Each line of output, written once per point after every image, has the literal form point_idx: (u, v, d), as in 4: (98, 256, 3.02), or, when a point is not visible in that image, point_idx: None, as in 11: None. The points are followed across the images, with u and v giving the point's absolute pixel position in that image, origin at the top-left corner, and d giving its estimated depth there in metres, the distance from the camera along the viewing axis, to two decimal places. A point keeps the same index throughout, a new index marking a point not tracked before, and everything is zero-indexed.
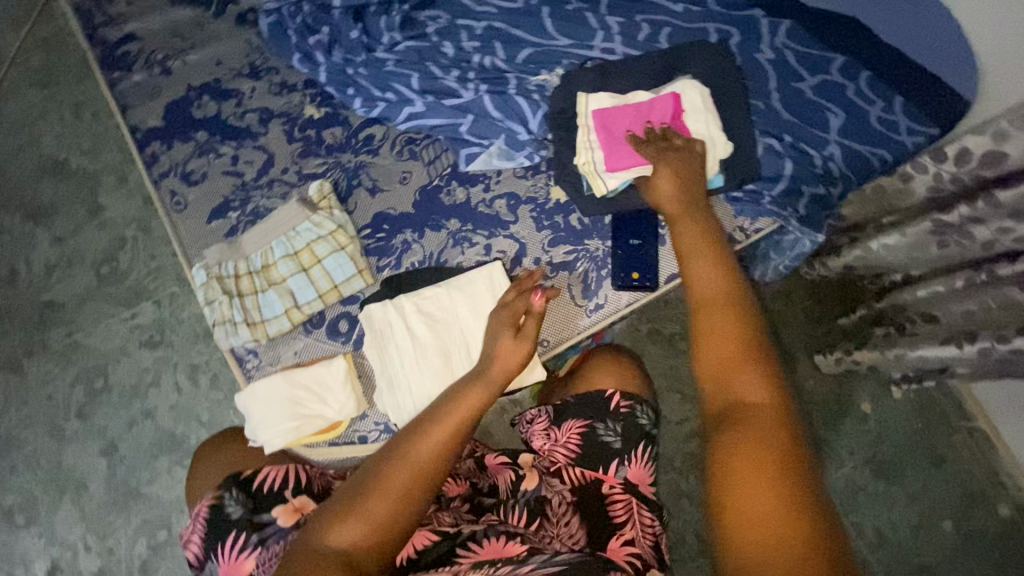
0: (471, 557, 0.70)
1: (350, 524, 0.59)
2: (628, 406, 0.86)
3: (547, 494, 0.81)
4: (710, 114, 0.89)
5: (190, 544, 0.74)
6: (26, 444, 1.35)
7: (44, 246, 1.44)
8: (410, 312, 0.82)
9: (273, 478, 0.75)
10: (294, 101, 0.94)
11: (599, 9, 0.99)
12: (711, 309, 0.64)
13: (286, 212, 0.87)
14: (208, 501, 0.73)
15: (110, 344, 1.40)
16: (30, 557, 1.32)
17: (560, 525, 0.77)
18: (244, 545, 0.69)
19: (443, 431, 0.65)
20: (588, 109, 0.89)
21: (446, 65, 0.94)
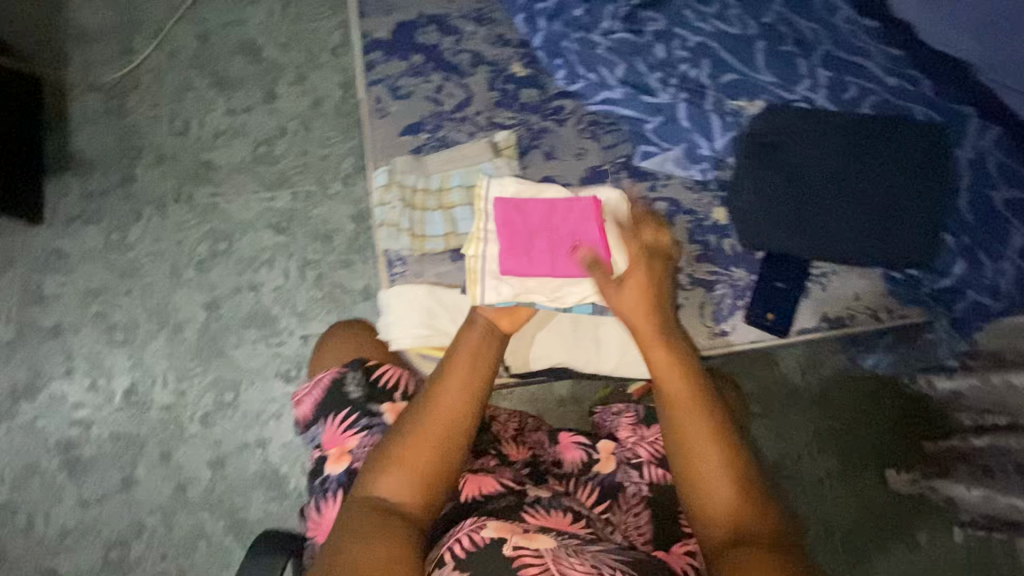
0: (536, 519, 0.73)
1: (388, 480, 0.69)
2: None
3: (623, 482, 0.87)
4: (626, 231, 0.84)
5: (302, 403, 0.84)
6: (145, 275, 1.49)
7: (218, 112, 1.58)
8: None
9: (389, 376, 0.83)
10: (505, 54, 1.01)
11: (811, 59, 1.00)
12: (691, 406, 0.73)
13: (470, 149, 0.94)
14: (333, 373, 0.84)
15: (244, 216, 1.52)
16: (115, 372, 1.44)
17: (629, 514, 0.83)
18: (353, 424, 0.78)
19: (451, 394, 0.75)
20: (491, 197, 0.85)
21: (652, 65, 0.98)
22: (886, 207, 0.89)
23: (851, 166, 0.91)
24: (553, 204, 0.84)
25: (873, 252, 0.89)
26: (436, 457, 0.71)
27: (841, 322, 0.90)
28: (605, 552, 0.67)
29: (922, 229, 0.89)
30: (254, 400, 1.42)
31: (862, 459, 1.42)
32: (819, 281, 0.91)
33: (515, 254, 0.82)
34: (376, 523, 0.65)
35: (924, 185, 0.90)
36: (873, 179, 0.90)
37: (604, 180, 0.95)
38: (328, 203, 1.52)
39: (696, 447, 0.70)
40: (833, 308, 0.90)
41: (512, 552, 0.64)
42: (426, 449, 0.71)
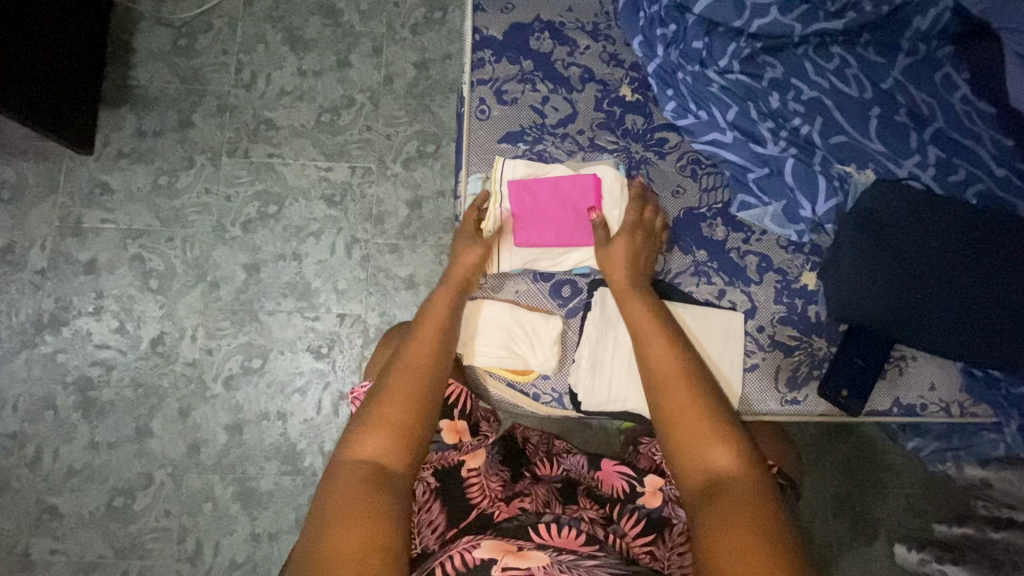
0: (537, 539, 0.71)
1: (368, 441, 0.68)
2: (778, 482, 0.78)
3: (670, 516, 0.83)
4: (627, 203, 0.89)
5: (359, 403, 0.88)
6: (189, 225, 1.46)
7: (287, 70, 1.54)
8: None
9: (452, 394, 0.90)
10: (616, 75, 0.98)
11: (923, 134, 0.97)
12: (672, 384, 0.72)
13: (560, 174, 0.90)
14: None
15: (298, 182, 1.48)
16: (145, 319, 1.41)
17: (672, 552, 0.79)
18: None
19: (429, 346, 0.77)
20: (504, 179, 0.89)
21: (765, 113, 0.95)
22: (987, 304, 0.86)
23: (957, 255, 0.87)
24: (558, 183, 0.88)
25: (956, 344, 0.86)
26: (416, 412, 0.71)
27: (913, 409, 0.90)
28: (603, 567, 0.65)
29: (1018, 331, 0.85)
30: (280, 370, 1.40)
31: (872, 532, 1.42)
32: (899, 363, 0.91)
33: (531, 229, 0.88)
34: (360, 487, 0.64)
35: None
36: (979, 273, 0.87)
37: (699, 223, 0.93)
38: (384, 184, 1.49)
39: (678, 421, 0.69)
40: (908, 393, 0.89)
41: (502, 574, 0.63)
42: (404, 404, 0.71)
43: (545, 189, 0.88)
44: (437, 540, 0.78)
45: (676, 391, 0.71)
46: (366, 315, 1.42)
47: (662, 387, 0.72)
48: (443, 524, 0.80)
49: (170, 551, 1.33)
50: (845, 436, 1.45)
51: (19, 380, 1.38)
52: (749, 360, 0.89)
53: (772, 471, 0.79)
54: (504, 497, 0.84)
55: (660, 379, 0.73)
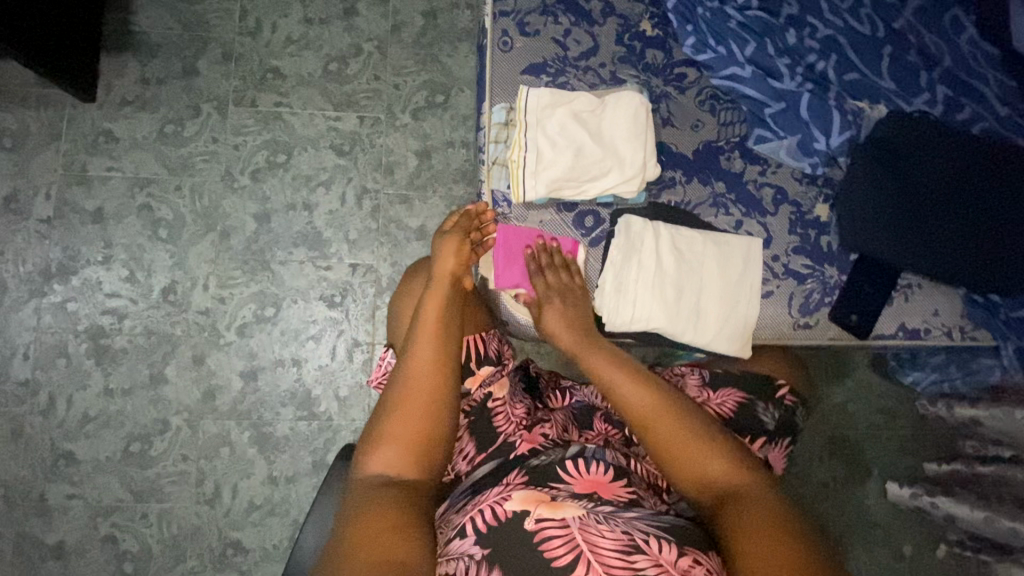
0: (566, 486, 0.70)
1: (378, 461, 0.71)
2: (792, 401, 0.84)
3: None
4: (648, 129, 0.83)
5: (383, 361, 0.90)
6: (198, 175, 1.45)
7: (292, 18, 1.51)
8: (665, 240, 0.88)
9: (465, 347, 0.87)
10: (636, 10, 0.98)
11: (932, 74, 1.00)
12: (656, 416, 0.72)
13: (584, 99, 0.84)
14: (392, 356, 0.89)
15: (307, 132, 1.48)
16: (156, 268, 1.41)
17: None
18: None
19: (428, 363, 0.75)
20: (524, 103, 0.84)
21: (782, 49, 0.96)
22: (989, 227, 0.89)
23: (959, 185, 0.91)
24: (577, 111, 0.84)
25: (966, 269, 0.90)
26: (425, 427, 0.73)
27: (917, 333, 0.94)
28: (640, 519, 0.65)
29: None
30: (293, 319, 1.41)
31: (865, 471, 1.50)
32: (905, 291, 0.95)
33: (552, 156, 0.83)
34: (377, 504, 0.67)
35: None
36: (981, 199, 0.90)
37: (717, 157, 0.95)
38: (393, 134, 1.49)
39: (670, 442, 0.71)
40: (912, 318, 0.94)
41: (536, 525, 0.64)
42: (412, 426, 0.72)
43: (565, 116, 0.83)
44: (467, 462, 0.82)
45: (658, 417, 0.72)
46: (378, 266, 1.44)
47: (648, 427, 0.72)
48: (473, 450, 0.82)
49: (189, 494, 1.35)
50: (842, 381, 1.51)
51: (29, 328, 1.37)
52: (765, 287, 0.92)
53: (784, 391, 0.85)
54: (528, 424, 0.84)
55: (660, 426, 0.72)
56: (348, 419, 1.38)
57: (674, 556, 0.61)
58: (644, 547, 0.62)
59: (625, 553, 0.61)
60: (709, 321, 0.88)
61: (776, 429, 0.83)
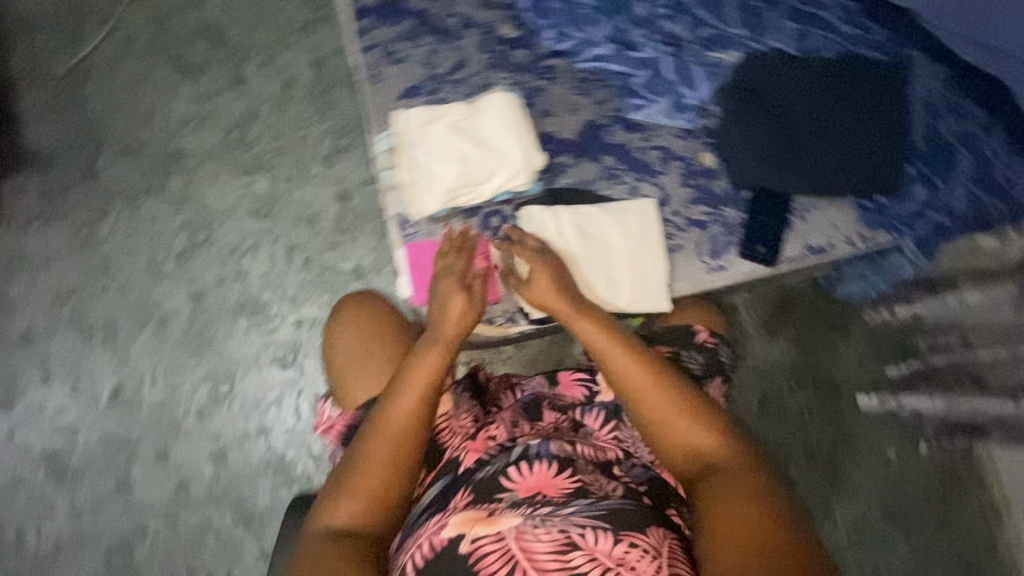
0: (508, 495, 0.73)
1: (343, 508, 0.73)
2: (713, 342, 0.88)
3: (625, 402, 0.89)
4: (522, 122, 0.88)
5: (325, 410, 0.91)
6: (121, 271, 1.43)
7: (183, 98, 1.53)
8: (565, 220, 0.91)
9: None
10: (493, 16, 1.03)
11: (777, 12, 1.05)
12: (654, 391, 0.78)
13: (457, 108, 0.88)
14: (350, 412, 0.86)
15: (222, 204, 1.48)
16: (99, 374, 1.39)
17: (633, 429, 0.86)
18: None
19: (408, 411, 0.76)
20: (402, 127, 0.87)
21: (636, 21, 1.02)
22: (858, 140, 0.99)
23: (826, 105, 0.99)
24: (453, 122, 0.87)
25: (844, 179, 0.98)
26: (392, 476, 0.74)
27: (823, 249, 0.99)
28: (578, 513, 0.68)
29: (887, 161, 0.99)
30: (250, 389, 1.40)
31: (836, 390, 1.54)
32: (801, 214, 0.99)
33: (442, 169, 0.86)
34: (336, 552, 0.68)
35: (889, 115, 1.00)
36: (847, 115, 0.99)
37: (600, 134, 0.99)
38: (308, 185, 1.50)
39: (664, 419, 0.77)
40: (813, 238, 0.98)
41: (472, 546, 0.66)
42: (381, 473, 0.74)
43: (444, 128, 0.87)
44: (422, 485, 0.84)
45: (649, 395, 0.78)
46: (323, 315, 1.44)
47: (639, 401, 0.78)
48: (426, 470, 0.85)
49: None
50: (791, 311, 1.56)
51: None
52: (673, 242, 0.96)
53: (705, 335, 0.89)
54: (475, 431, 0.87)
55: (650, 403, 0.78)
56: (328, 473, 1.37)
57: (610, 544, 0.65)
58: (580, 543, 0.65)
59: (562, 552, 0.64)
60: (623, 284, 0.92)
61: (705, 372, 0.86)
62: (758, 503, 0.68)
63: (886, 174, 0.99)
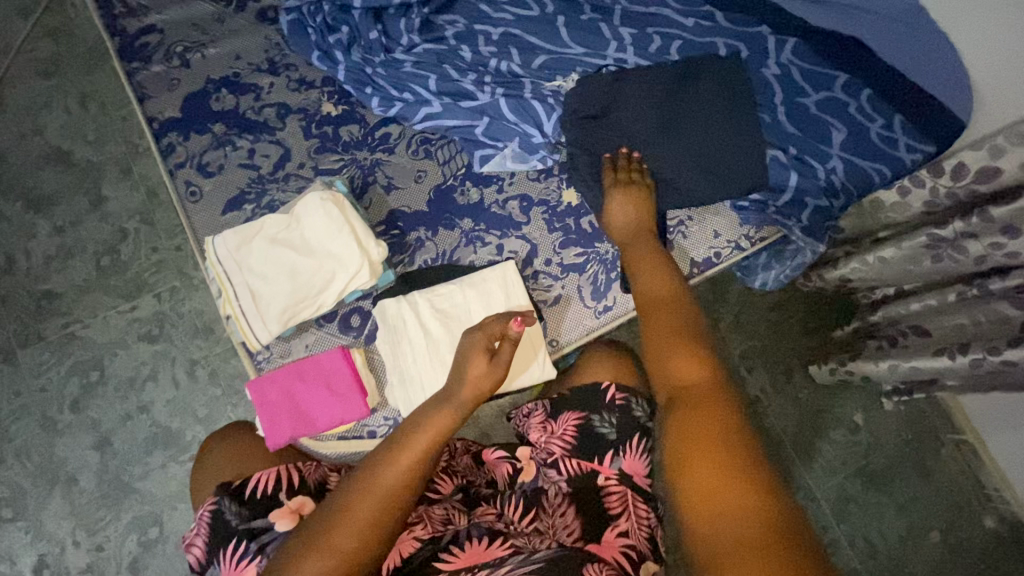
0: (449, 564, 0.69)
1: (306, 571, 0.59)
2: (624, 398, 0.84)
3: (544, 485, 0.82)
4: (346, 217, 0.81)
5: (192, 548, 0.74)
6: (16, 436, 1.32)
7: (42, 235, 1.42)
8: (423, 308, 0.83)
9: (265, 483, 0.76)
10: (312, 97, 0.96)
11: (612, 20, 0.99)
12: (660, 308, 0.75)
13: (273, 220, 0.82)
14: (210, 505, 0.74)
15: (108, 336, 1.37)
16: (16, 552, 1.28)
17: (555, 516, 0.77)
18: (244, 554, 0.69)
19: (405, 465, 0.67)
20: (217, 255, 0.80)
21: (463, 68, 0.96)
22: (715, 146, 0.93)
23: (671, 122, 0.94)
24: (273, 237, 0.81)
25: (708, 187, 0.93)
26: (366, 527, 0.62)
27: (711, 261, 1.00)
28: (515, 569, 0.63)
29: (751, 154, 0.92)
30: (181, 526, 1.30)
31: (788, 367, 1.49)
32: (679, 231, 0.99)
33: (273, 291, 0.79)
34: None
35: (745, 112, 0.93)
36: (694, 128, 0.94)
37: (452, 198, 0.93)
38: (197, 294, 1.41)
39: (660, 330, 0.72)
40: (697, 252, 0.99)
41: None
42: (355, 526, 0.62)
43: (267, 247, 0.80)
44: None
45: (659, 313, 0.75)
46: None
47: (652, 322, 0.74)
48: None
49: None
50: (724, 298, 1.50)
51: None
52: (553, 293, 0.91)
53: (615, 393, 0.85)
54: None
55: (658, 323, 0.73)
56: None
57: None
58: None
59: None
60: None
61: (619, 434, 0.83)
62: (749, 466, 0.54)
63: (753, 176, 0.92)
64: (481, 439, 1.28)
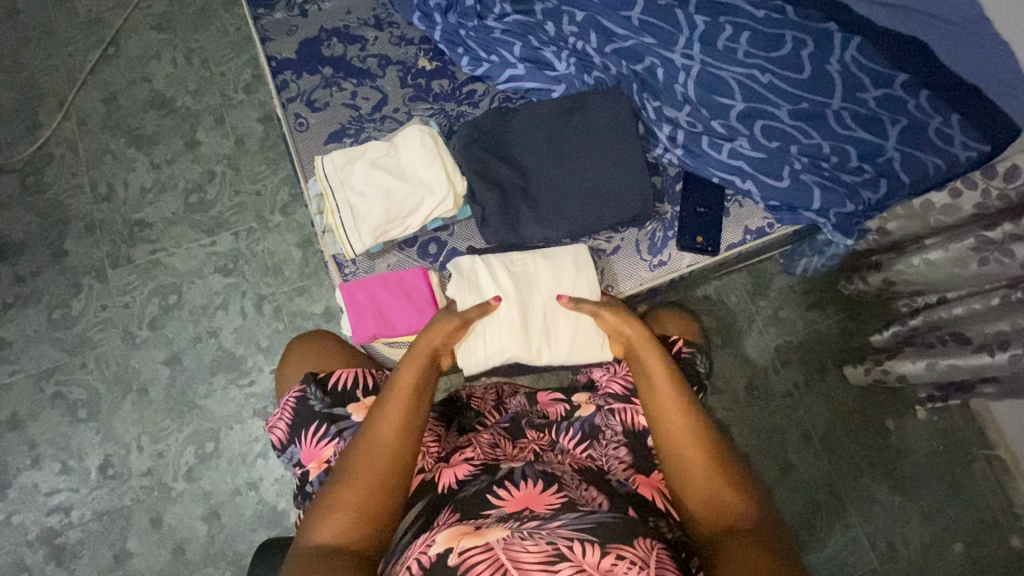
0: (500, 506, 0.74)
1: (326, 526, 0.69)
2: (688, 353, 0.97)
3: (601, 424, 0.91)
4: (437, 152, 0.94)
5: (275, 428, 0.87)
6: (99, 345, 1.45)
7: (141, 169, 1.57)
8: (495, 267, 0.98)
9: (345, 380, 0.87)
10: (411, 52, 1.07)
11: (688, 7, 1.06)
12: (674, 435, 0.78)
13: (375, 146, 0.95)
14: (296, 392, 0.87)
15: (188, 266, 1.50)
16: (86, 450, 1.40)
17: (609, 447, 0.88)
18: (325, 435, 0.83)
19: (393, 429, 0.76)
20: (324, 172, 0.93)
21: (545, 40, 1.07)
22: (603, 173, 1.01)
23: (562, 155, 1.02)
24: (372, 161, 0.94)
25: (598, 213, 1.01)
26: (373, 490, 0.71)
27: (762, 231, 1.11)
28: (566, 525, 0.67)
29: (637, 185, 1.01)
30: (235, 444, 1.40)
31: (822, 365, 1.52)
32: (737, 201, 1.12)
33: (371, 209, 0.92)
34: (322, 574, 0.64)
35: (630, 139, 1.02)
36: (598, 135, 1.02)
37: (490, 158, 1.01)
38: (271, 236, 1.53)
39: (681, 451, 0.76)
40: (752, 221, 1.11)
41: (460, 558, 0.64)
42: (364, 486, 0.71)
43: (367, 170, 0.93)
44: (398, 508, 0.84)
45: (679, 434, 0.78)
46: None
47: (667, 438, 0.78)
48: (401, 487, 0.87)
49: None
50: (764, 293, 1.54)
51: None
52: (612, 245, 1.09)
53: (680, 346, 0.98)
54: (447, 455, 0.88)
55: (676, 447, 0.77)
56: None
57: (598, 556, 0.64)
58: (568, 554, 0.63)
59: (549, 563, 0.63)
60: (563, 336, 0.99)
61: None
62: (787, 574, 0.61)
63: (641, 194, 1.01)
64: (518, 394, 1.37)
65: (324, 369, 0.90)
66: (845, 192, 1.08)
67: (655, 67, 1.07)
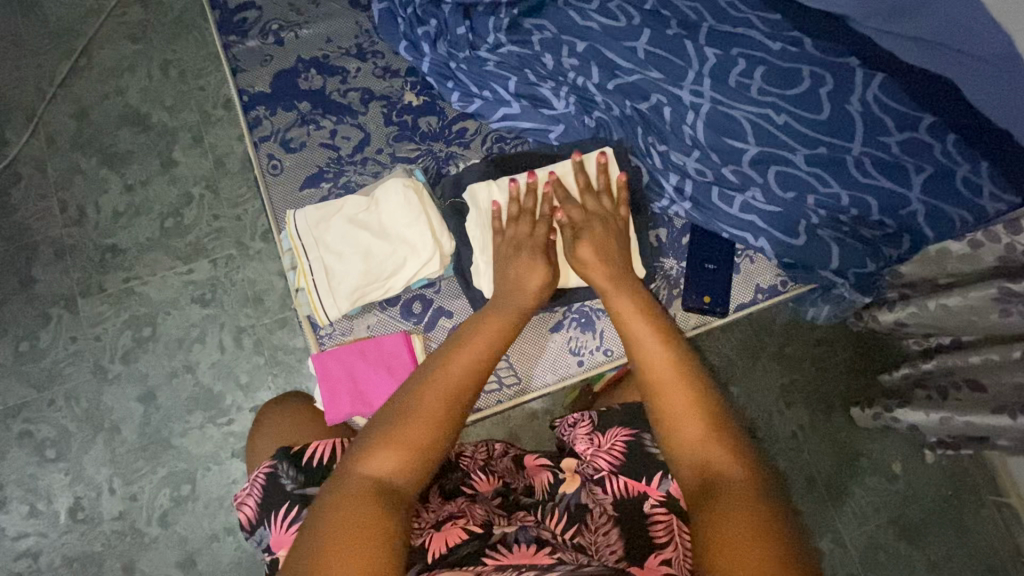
0: (496, 560, 0.68)
1: (384, 457, 0.65)
2: None
3: (588, 501, 0.84)
4: (419, 207, 0.91)
5: (244, 506, 0.79)
6: (68, 380, 1.37)
7: (114, 191, 1.48)
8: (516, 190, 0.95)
9: (322, 453, 0.80)
10: (396, 85, 1.02)
11: (698, 38, 0.98)
12: (659, 380, 0.75)
13: (353, 202, 0.92)
14: (265, 468, 0.79)
15: (164, 295, 1.42)
16: (55, 492, 1.33)
17: (598, 533, 0.79)
18: (295, 517, 0.75)
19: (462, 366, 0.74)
20: (298, 230, 0.91)
21: (543, 75, 1.00)
22: None
23: None
24: (349, 219, 0.91)
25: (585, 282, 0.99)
26: (433, 426, 0.68)
27: (775, 288, 1.08)
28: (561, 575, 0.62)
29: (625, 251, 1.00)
30: (213, 486, 1.33)
31: (827, 405, 1.45)
32: (748, 256, 1.08)
33: (348, 272, 0.90)
34: (368, 505, 0.60)
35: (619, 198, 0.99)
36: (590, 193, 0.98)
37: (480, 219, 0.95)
38: (251, 264, 1.44)
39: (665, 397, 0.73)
40: (764, 278, 1.07)
41: None
42: (427, 420, 0.68)
43: (344, 229, 0.91)
44: None
45: (662, 379, 0.75)
46: None
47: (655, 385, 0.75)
48: None
49: None
50: (769, 329, 1.47)
51: None
52: None
53: None
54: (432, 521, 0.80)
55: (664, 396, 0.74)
56: None
57: None
58: None
59: None
60: None
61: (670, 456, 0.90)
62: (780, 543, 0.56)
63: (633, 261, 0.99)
64: (511, 437, 1.30)
65: (298, 442, 0.83)
66: (863, 247, 1.04)
67: (662, 106, 0.99)
